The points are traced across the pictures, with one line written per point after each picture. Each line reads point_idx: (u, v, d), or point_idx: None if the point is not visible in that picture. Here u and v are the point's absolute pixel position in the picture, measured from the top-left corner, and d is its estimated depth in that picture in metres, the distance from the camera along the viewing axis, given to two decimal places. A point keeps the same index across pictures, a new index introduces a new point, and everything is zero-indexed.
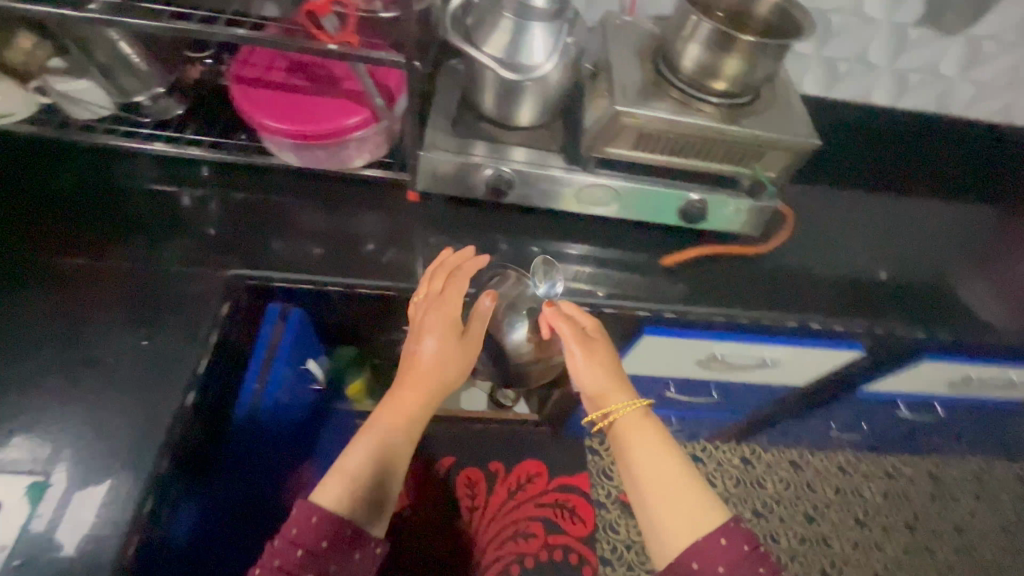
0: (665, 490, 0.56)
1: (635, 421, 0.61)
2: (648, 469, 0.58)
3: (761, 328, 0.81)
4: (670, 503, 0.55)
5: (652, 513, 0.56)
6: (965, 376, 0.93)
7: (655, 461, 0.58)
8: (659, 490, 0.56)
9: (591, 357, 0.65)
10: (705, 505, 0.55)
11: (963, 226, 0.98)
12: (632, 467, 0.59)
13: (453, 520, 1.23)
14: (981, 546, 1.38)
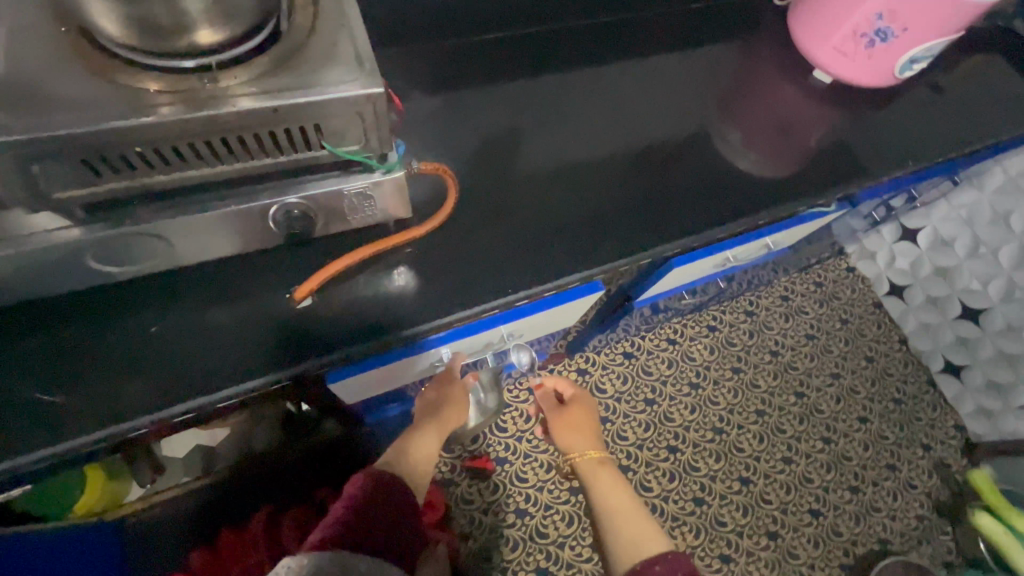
0: (619, 519, 0.76)
1: (594, 467, 0.84)
2: (611, 504, 0.78)
3: (479, 290, 0.64)
4: (623, 524, 0.75)
5: (614, 544, 0.73)
6: (726, 254, 0.84)
7: (608, 489, 0.81)
8: (617, 519, 0.76)
9: (567, 417, 0.92)
10: (653, 536, 0.73)
11: (684, 92, 0.87)
12: (604, 506, 0.79)
13: None
14: (797, 360, 1.49)
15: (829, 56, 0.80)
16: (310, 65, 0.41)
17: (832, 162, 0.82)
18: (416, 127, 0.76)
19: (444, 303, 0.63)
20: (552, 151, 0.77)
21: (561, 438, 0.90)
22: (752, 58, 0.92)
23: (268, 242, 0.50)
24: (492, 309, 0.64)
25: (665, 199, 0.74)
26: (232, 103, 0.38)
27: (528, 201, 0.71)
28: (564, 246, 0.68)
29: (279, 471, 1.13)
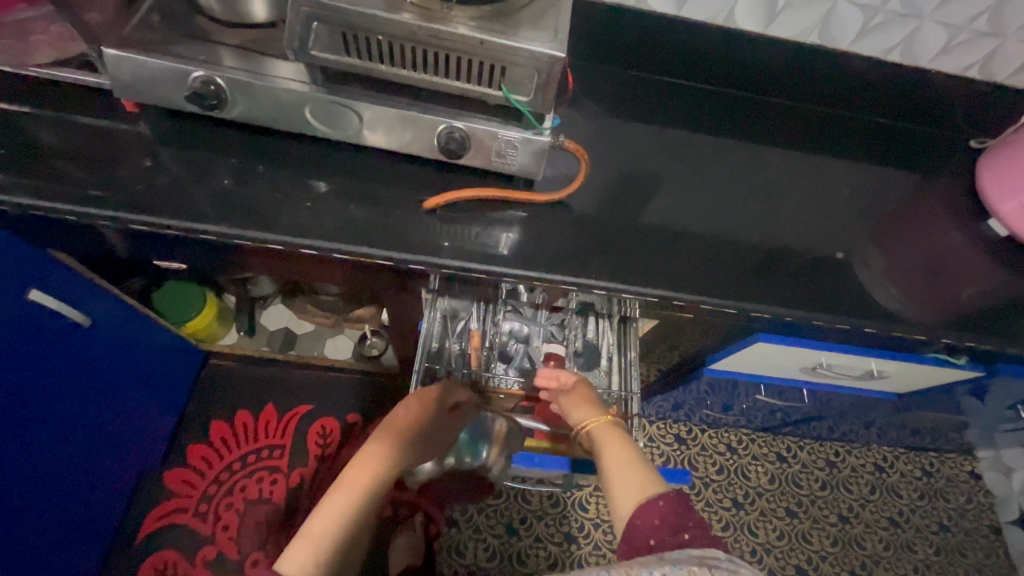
0: (614, 475, 0.63)
1: (604, 435, 0.69)
2: (611, 463, 0.64)
3: (571, 267, 0.69)
4: (624, 477, 0.62)
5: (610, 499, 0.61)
6: (821, 359, 0.80)
7: (610, 451, 0.66)
8: (614, 478, 0.62)
9: (572, 394, 0.76)
10: (650, 483, 0.60)
11: (839, 195, 0.86)
12: (604, 472, 0.65)
13: (298, 466, 1.17)
14: (868, 539, 1.29)
15: (1014, 210, 0.74)
16: (518, 28, 0.52)
17: (977, 317, 0.75)
18: (578, 130, 0.85)
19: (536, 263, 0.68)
20: (686, 196, 0.81)
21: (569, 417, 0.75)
22: (924, 188, 0.88)
23: (428, 151, 0.61)
24: (570, 288, 0.68)
25: (774, 275, 0.74)
26: (452, 26, 0.50)
27: (643, 225, 0.76)
28: (660, 272, 0.71)
29: (333, 380, 1.26)
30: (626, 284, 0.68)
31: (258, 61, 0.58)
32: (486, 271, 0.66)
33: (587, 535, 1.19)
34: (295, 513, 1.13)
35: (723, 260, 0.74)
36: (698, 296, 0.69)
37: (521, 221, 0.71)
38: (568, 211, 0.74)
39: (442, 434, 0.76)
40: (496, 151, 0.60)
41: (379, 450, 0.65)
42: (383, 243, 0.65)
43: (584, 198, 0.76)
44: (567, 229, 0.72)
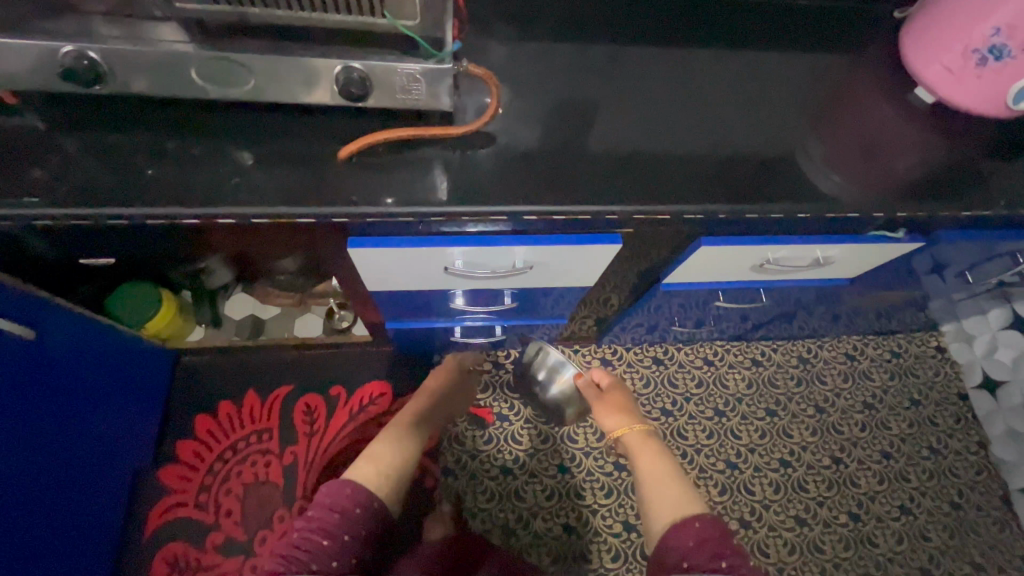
0: (655, 484, 0.83)
1: (632, 440, 0.95)
2: (651, 473, 0.86)
3: (502, 197, 0.68)
4: (665, 488, 0.82)
5: (651, 508, 0.81)
6: (769, 254, 0.81)
7: (653, 462, 0.88)
8: (663, 495, 0.81)
9: (609, 404, 1.03)
10: (688, 502, 0.78)
11: (773, 88, 0.85)
12: (646, 479, 0.86)
13: (289, 445, 1.19)
14: (845, 425, 1.36)
15: (937, 76, 0.73)
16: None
17: (911, 188, 0.76)
18: (499, 61, 0.82)
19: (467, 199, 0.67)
20: (617, 111, 0.80)
21: (606, 419, 1.01)
22: (854, 68, 0.87)
23: (331, 98, 0.59)
24: (505, 220, 0.68)
25: (708, 177, 0.74)
26: None
27: (575, 146, 0.74)
28: (596, 190, 0.71)
29: (309, 358, 1.26)
30: (559, 207, 0.68)
31: (126, 21, 0.54)
32: (420, 216, 0.66)
33: (578, 463, 1.24)
34: (295, 488, 1.16)
35: (657, 170, 0.74)
36: (635, 208, 0.70)
37: (447, 160, 0.70)
38: (495, 143, 0.72)
39: (458, 391, 1.16)
40: (399, 90, 0.58)
41: (412, 408, 1.04)
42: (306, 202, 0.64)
43: (511, 128, 0.75)
44: (496, 162, 0.71)
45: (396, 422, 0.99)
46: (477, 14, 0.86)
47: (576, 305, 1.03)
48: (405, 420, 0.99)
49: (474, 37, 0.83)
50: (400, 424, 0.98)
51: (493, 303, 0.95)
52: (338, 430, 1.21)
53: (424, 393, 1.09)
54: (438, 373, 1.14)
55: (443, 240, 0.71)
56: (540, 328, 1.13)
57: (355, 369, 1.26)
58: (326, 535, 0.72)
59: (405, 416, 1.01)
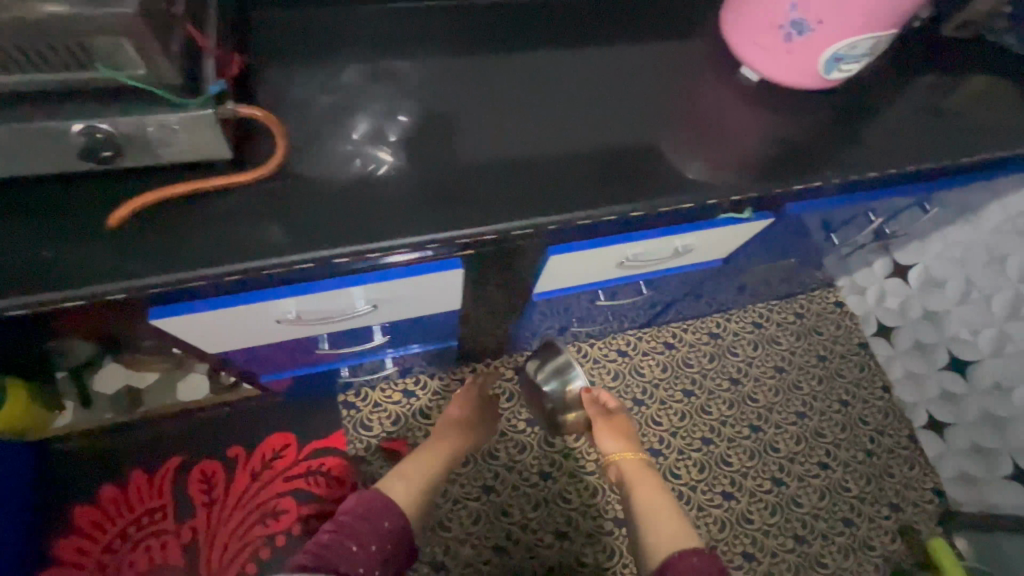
0: (650, 517, 0.87)
1: (627, 470, 0.96)
2: (650, 503, 0.89)
3: (320, 237, 0.62)
4: (666, 518, 0.85)
5: (651, 536, 0.84)
6: (625, 251, 0.80)
7: (650, 491, 0.91)
8: (664, 525, 0.84)
9: (613, 427, 1.01)
10: (685, 535, 0.82)
11: (611, 79, 0.82)
12: (646, 509, 0.88)
13: (187, 520, 1.10)
14: (759, 394, 1.39)
15: (752, 53, 0.73)
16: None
17: (750, 169, 0.76)
18: (315, 87, 0.76)
19: (278, 245, 0.61)
20: (448, 125, 0.75)
21: (604, 442, 1.00)
22: (688, 48, 0.86)
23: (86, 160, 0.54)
24: (325, 262, 0.62)
25: (548, 180, 0.71)
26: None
27: (400, 169, 0.69)
28: (423, 214, 0.66)
29: (199, 421, 1.17)
30: (384, 241, 0.63)
31: None
32: (224, 272, 0.59)
33: (501, 480, 1.22)
34: (199, 565, 1.07)
35: (493, 182, 0.70)
36: (468, 227, 0.65)
37: (253, 205, 0.63)
38: (308, 178, 0.66)
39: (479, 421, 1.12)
40: (159, 142, 0.54)
41: (434, 453, 1.01)
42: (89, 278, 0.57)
43: (327, 158, 0.68)
44: (309, 199, 0.65)
45: (422, 450, 1.01)
46: (289, 37, 0.79)
47: (461, 326, 0.99)
48: (434, 448, 1.01)
49: (285, 63, 0.77)
50: (432, 452, 1.00)
51: (364, 340, 0.90)
52: (242, 493, 1.13)
53: (445, 421, 1.08)
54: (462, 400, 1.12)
55: (267, 291, 0.64)
56: (432, 351, 1.12)
57: (252, 424, 1.18)
58: (354, 540, 0.78)
59: (434, 444, 1.02)
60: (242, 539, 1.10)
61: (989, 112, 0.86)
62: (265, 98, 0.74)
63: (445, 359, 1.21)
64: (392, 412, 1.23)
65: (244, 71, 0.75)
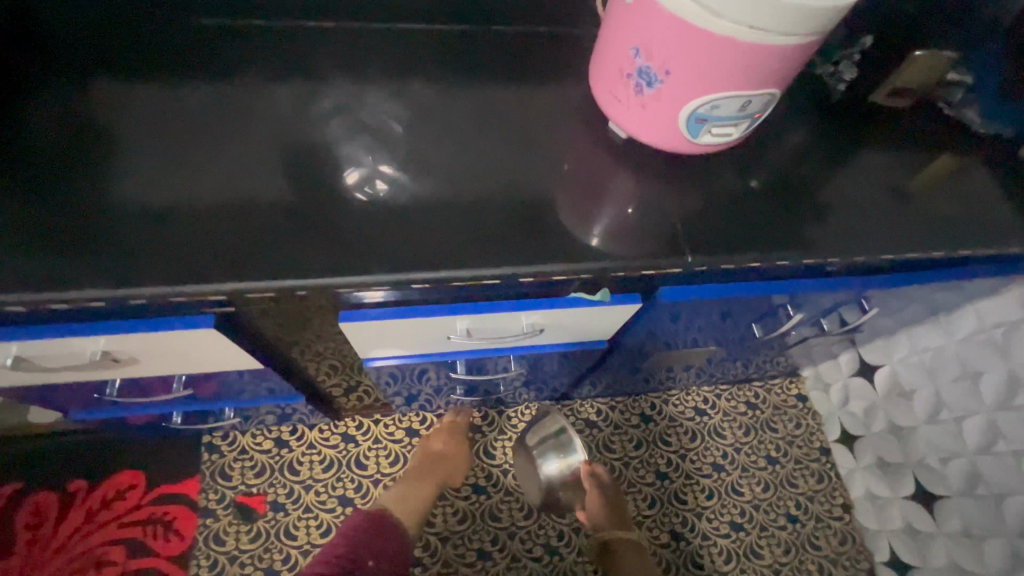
0: None
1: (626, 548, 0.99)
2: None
3: (33, 273, 0.53)
4: None
5: None
6: (451, 325, 0.66)
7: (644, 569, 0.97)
8: None
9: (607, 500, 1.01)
10: None
11: (468, 121, 0.71)
12: None
13: (7, 556, 1.00)
14: (689, 493, 1.19)
15: (609, 103, 0.60)
16: None
17: (600, 239, 0.61)
18: (110, 99, 0.66)
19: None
20: (252, 158, 0.64)
21: (595, 516, 1.01)
22: (568, 97, 0.74)
23: None
24: (26, 301, 0.51)
25: (343, 231, 0.59)
26: None
27: (168, 206, 0.59)
28: (169, 259, 0.55)
29: (47, 446, 1.08)
30: (89, 289, 0.52)
31: None
32: None
33: None
34: None
35: (277, 229, 0.58)
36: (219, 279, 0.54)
37: None
38: (50, 206, 0.58)
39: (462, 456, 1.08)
40: None
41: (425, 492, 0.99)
42: None
43: (86, 186, 0.60)
44: (36, 230, 0.56)
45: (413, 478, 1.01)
46: (107, 46, 0.71)
47: (306, 375, 0.88)
48: (425, 473, 1.03)
49: (91, 72, 0.69)
50: (425, 479, 1.02)
51: (163, 389, 0.78)
52: (72, 534, 1.03)
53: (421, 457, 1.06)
54: (445, 435, 1.10)
55: None
56: (282, 403, 1.00)
57: (101, 456, 1.08)
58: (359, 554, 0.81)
59: (423, 475, 1.02)
60: None
61: (941, 199, 0.69)
62: (52, 109, 0.65)
63: (315, 411, 1.10)
64: (258, 461, 1.11)
65: (36, 77, 0.67)
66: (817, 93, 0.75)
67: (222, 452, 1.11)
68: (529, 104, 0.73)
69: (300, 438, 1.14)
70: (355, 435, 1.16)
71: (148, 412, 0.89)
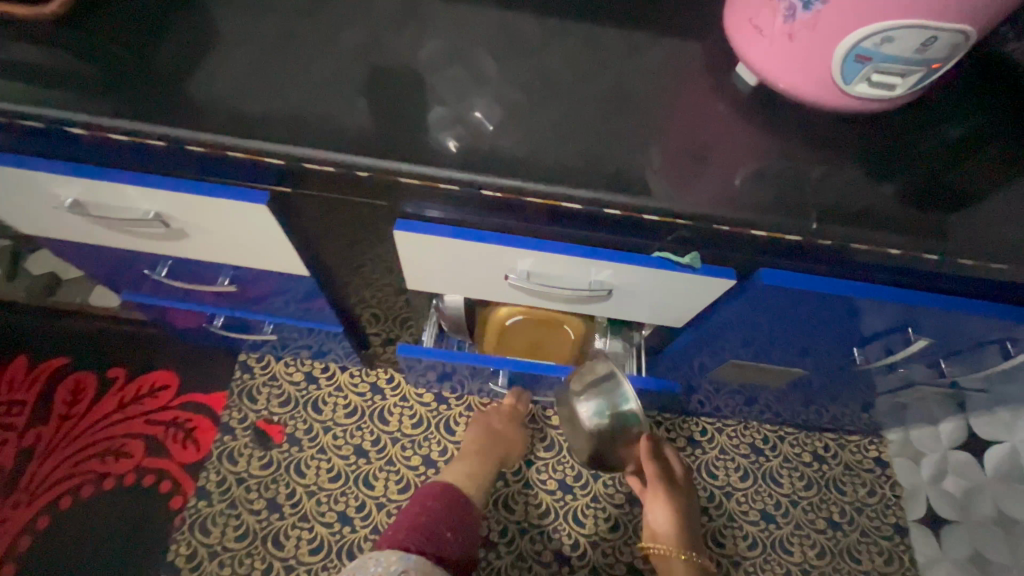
0: None
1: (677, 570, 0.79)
2: None
3: (111, 110, 0.52)
4: None
5: None
6: (512, 261, 0.59)
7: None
8: None
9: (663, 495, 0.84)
10: None
11: (571, 47, 0.63)
12: None
13: (38, 425, 1.03)
14: (728, 536, 1.06)
15: (742, 34, 0.51)
16: None
17: (698, 191, 0.53)
18: None
19: (65, 105, 0.51)
20: (336, 44, 0.60)
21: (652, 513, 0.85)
22: (691, 37, 0.64)
23: None
24: (112, 134, 0.52)
25: (422, 132, 0.54)
26: None
27: (247, 73, 0.56)
28: (242, 125, 0.52)
29: (98, 331, 1.11)
30: (157, 125, 0.51)
31: None
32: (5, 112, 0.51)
33: (366, 515, 1.00)
34: (20, 477, 0.99)
35: (354, 118, 0.54)
36: (291, 147, 0.51)
37: (54, 64, 0.54)
38: (134, 53, 0.56)
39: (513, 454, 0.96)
40: None
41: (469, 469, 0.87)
42: None
43: (171, 40, 0.57)
44: (117, 73, 0.54)
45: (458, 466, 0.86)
46: None
47: (348, 303, 0.84)
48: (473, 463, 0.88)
49: None
50: (471, 469, 0.86)
51: (213, 280, 0.79)
52: (98, 419, 1.05)
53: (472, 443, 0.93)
54: (504, 416, 0.98)
55: (59, 161, 0.55)
56: (317, 332, 0.96)
57: (142, 352, 1.10)
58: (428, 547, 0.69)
59: (473, 461, 0.88)
60: (71, 467, 1.01)
61: None
62: None
63: (350, 353, 1.05)
64: (286, 391, 1.09)
65: None
66: (994, 84, 0.62)
67: (254, 373, 1.10)
68: (643, 40, 0.64)
69: (330, 377, 1.11)
70: (384, 388, 1.11)
71: (197, 309, 0.92)
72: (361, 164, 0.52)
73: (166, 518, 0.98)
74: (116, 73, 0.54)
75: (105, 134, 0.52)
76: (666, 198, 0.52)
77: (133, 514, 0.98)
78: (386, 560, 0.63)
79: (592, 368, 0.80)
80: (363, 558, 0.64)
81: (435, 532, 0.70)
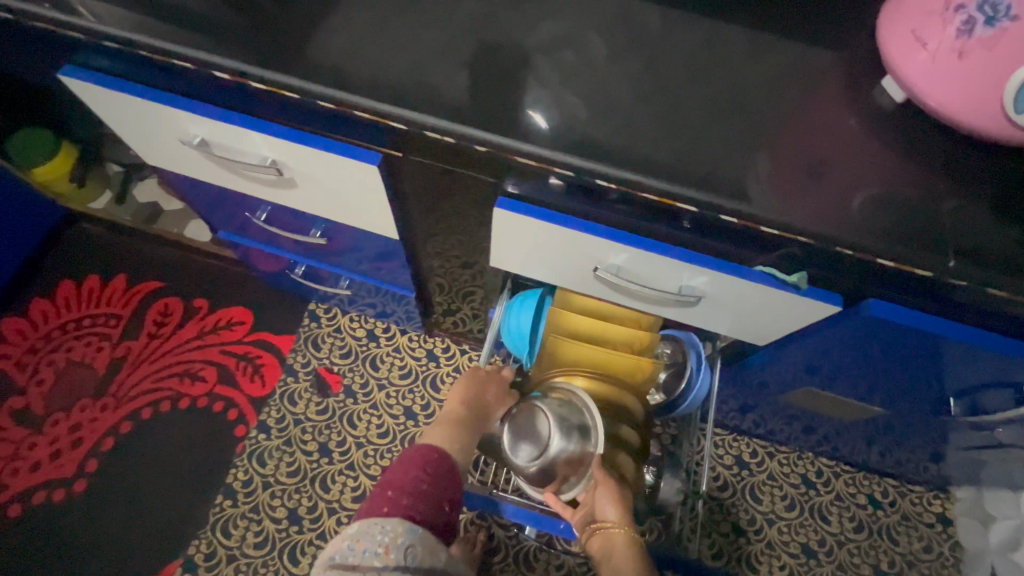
0: None
1: (616, 552, 0.59)
2: None
3: (251, 58, 0.54)
4: None
5: None
6: (605, 253, 0.58)
7: None
8: None
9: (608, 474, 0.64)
10: None
11: (696, 40, 0.60)
12: None
13: (128, 339, 1.13)
14: (765, 563, 1.03)
15: (897, 45, 0.47)
16: None
17: (820, 207, 0.50)
18: None
19: (211, 49, 0.54)
20: (459, 13, 0.60)
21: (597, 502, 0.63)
22: (828, 42, 0.60)
23: None
24: (253, 81, 0.54)
25: (538, 112, 0.54)
26: None
27: (373, 35, 0.57)
28: (367, 86, 0.54)
29: (189, 262, 1.20)
30: (291, 79, 0.53)
31: None
32: (161, 50, 0.54)
33: None
34: (109, 384, 1.09)
35: (472, 90, 0.55)
36: (414, 114, 0.53)
37: (202, 7, 0.57)
38: (274, 4, 0.58)
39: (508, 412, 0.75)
40: None
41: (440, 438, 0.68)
42: (41, 6, 0.56)
43: None
44: (258, 22, 0.57)
45: (443, 428, 0.70)
46: None
47: (423, 271, 0.86)
48: (458, 433, 0.69)
49: None
50: (462, 435, 0.69)
51: (304, 231, 0.83)
52: (180, 342, 1.13)
53: (458, 401, 0.73)
54: (498, 387, 0.77)
55: (197, 103, 0.59)
56: (387, 293, 0.99)
57: (224, 287, 1.18)
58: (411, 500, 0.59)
59: (457, 426, 0.70)
60: (152, 382, 1.09)
61: None
62: None
63: (413, 317, 1.07)
64: (348, 344, 1.14)
65: None
66: None
67: (322, 323, 1.15)
68: (775, 40, 0.60)
69: (390, 338, 1.14)
70: (439, 356, 1.14)
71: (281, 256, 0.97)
72: (478, 138, 0.52)
73: (229, 443, 1.05)
74: (258, 23, 0.57)
75: (245, 81, 0.54)
76: (785, 211, 0.50)
77: (201, 434, 1.06)
78: (391, 533, 0.55)
79: (573, 399, 0.68)
80: (368, 525, 0.55)
81: (432, 501, 0.60)
